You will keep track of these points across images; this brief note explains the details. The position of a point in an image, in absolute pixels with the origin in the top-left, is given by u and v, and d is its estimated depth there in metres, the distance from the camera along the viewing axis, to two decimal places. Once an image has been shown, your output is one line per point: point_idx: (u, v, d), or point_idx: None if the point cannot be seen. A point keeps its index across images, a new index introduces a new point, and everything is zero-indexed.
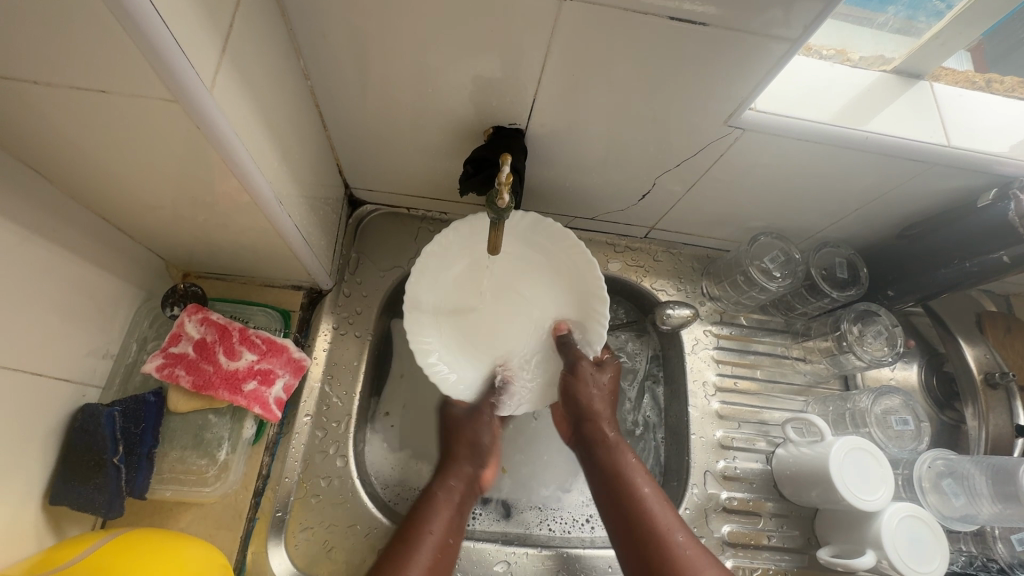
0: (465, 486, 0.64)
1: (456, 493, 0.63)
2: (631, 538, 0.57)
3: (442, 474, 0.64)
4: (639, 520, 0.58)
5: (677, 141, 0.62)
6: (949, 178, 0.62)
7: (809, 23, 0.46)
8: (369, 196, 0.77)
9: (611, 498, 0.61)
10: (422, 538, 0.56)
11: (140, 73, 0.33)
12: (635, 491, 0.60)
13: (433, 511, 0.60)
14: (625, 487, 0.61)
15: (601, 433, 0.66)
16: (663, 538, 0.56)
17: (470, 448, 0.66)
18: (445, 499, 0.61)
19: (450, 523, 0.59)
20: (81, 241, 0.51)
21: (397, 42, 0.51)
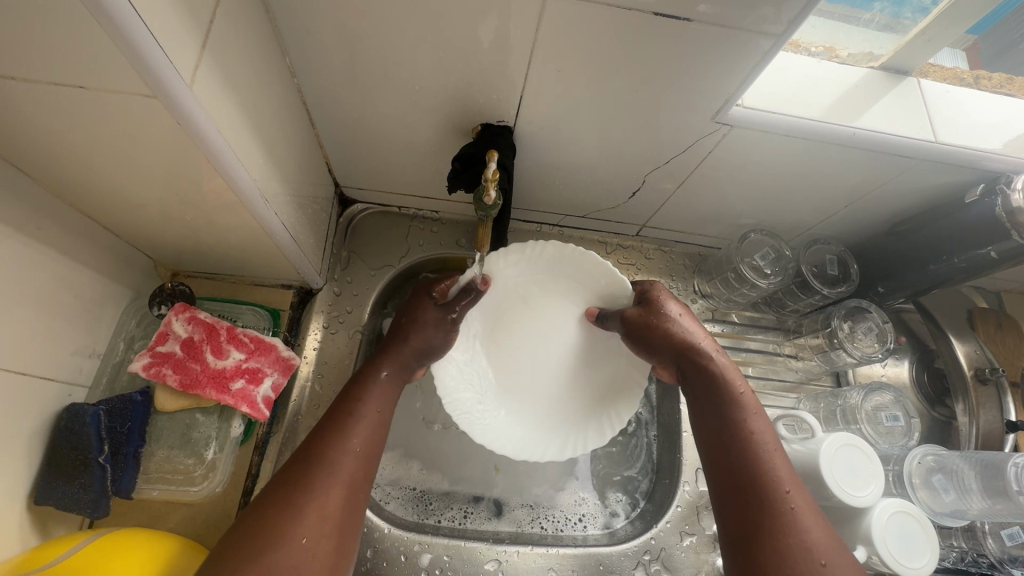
0: (394, 376, 0.59)
1: (383, 385, 0.57)
2: (731, 474, 0.52)
3: (372, 367, 0.58)
4: (743, 452, 0.52)
5: (666, 138, 0.62)
6: (938, 174, 0.62)
7: (793, 19, 0.46)
8: (359, 195, 0.77)
9: (721, 446, 0.54)
10: (342, 447, 0.50)
11: (117, 68, 0.33)
12: (758, 448, 0.52)
13: (360, 413, 0.53)
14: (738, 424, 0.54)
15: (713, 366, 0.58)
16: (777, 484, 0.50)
17: (407, 351, 0.60)
18: (371, 407, 0.54)
19: (376, 424, 0.54)
20: (66, 239, 0.51)
21: (383, 39, 0.51)
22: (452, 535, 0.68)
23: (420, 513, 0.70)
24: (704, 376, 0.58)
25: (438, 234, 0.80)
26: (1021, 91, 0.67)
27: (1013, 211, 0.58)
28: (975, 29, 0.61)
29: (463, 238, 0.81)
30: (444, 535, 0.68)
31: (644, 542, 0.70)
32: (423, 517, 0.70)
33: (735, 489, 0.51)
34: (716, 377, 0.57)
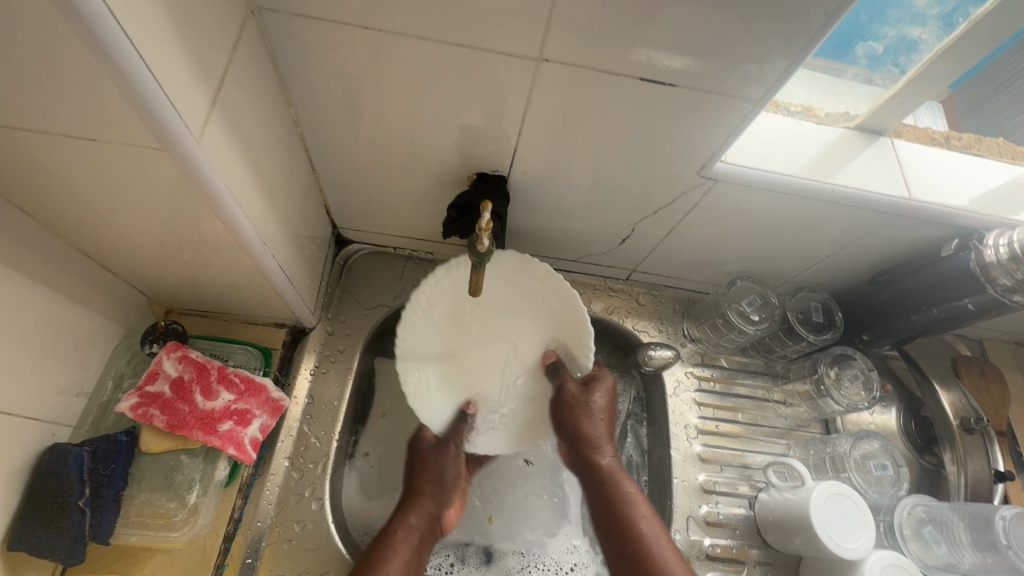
0: (424, 523, 0.65)
1: (414, 527, 0.64)
2: (614, 531, 0.64)
3: (402, 513, 0.65)
4: (614, 517, 0.64)
5: (654, 189, 0.65)
6: (915, 228, 0.65)
7: (769, 85, 0.50)
8: (356, 236, 0.78)
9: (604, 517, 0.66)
10: (379, 572, 0.57)
11: (133, 126, 0.35)
12: (631, 513, 0.63)
13: (393, 551, 0.60)
14: (613, 488, 0.66)
15: (603, 467, 0.68)
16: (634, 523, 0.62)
17: (429, 483, 0.68)
18: (405, 538, 0.62)
19: (405, 561, 0.60)
20: (63, 277, 0.51)
21: (386, 94, 0.54)
22: None
23: None
24: (597, 467, 0.68)
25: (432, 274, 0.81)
26: (989, 150, 0.71)
27: (985, 263, 0.61)
28: (957, 82, 0.62)
29: None
30: None
31: None
32: None
33: (614, 547, 0.63)
34: (599, 460, 0.69)
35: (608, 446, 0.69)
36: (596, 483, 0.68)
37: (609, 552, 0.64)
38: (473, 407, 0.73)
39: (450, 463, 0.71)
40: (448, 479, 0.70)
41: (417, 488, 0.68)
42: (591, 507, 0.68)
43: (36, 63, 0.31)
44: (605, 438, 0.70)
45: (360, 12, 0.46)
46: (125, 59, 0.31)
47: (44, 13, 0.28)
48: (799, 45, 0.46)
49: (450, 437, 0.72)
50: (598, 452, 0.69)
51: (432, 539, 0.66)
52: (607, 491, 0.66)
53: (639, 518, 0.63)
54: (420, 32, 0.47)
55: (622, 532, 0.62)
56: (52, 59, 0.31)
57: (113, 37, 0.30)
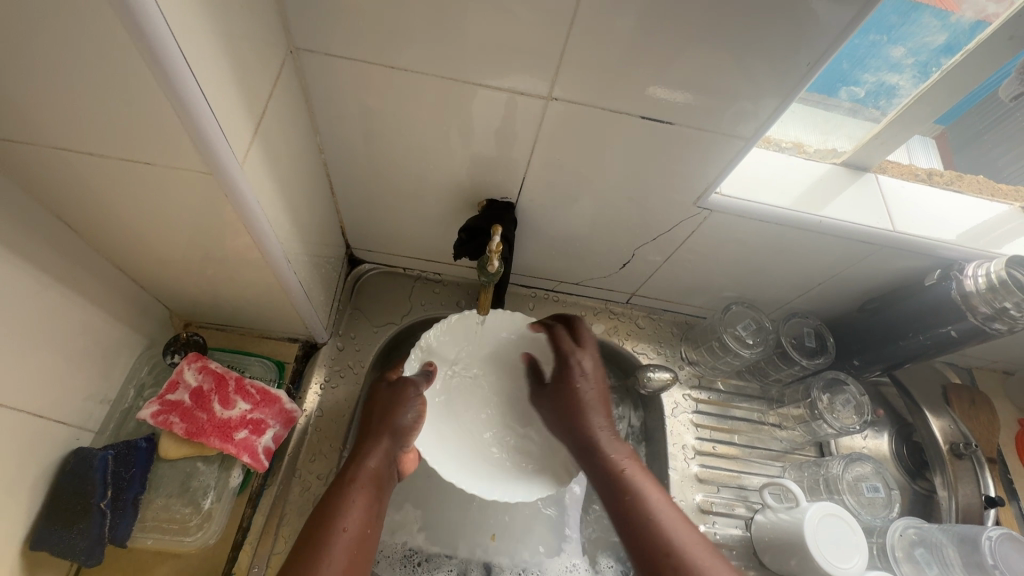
0: (382, 464, 0.63)
1: (372, 471, 0.62)
2: (626, 523, 0.63)
3: (359, 457, 0.63)
4: (624, 509, 0.63)
5: (654, 217, 0.68)
6: (901, 258, 0.69)
7: (760, 125, 0.55)
8: (368, 256, 0.82)
9: (615, 509, 0.65)
10: (335, 536, 0.55)
11: (187, 152, 0.39)
12: (643, 497, 0.63)
13: (350, 502, 0.58)
14: (625, 487, 0.65)
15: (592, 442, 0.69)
16: (659, 526, 0.60)
17: (389, 428, 0.65)
18: (364, 487, 0.60)
19: (364, 513, 0.59)
20: (97, 288, 0.55)
21: (406, 126, 0.59)
22: None
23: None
24: (604, 463, 0.67)
25: (440, 294, 0.85)
26: (969, 187, 0.75)
27: (966, 293, 0.65)
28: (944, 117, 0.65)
29: (463, 299, 0.85)
30: None
31: None
32: None
33: (637, 540, 0.61)
34: (597, 443, 0.69)
35: (604, 426, 0.71)
36: (590, 463, 0.69)
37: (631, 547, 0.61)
38: (435, 364, 0.71)
39: (415, 393, 0.68)
40: (407, 427, 0.66)
41: (377, 429, 0.66)
42: (620, 531, 0.63)
43: (109, 96, 0.35)
44: (599, 404, 0.73)
45: (387, 53, 0.51)
46: (190, 97, 0.35)
47: (125, 54, 0.32)
48: (787, 89, 0.51)
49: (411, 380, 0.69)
50: (587, 416, 0.71)
51: (394, 479, 0.66)
52: (616, 488, 0.65)
53: (655, 509, 0.62)
54: (441, 71, 0.52)
55: (653, 548, 0.59)
56: (123, 92, 0.35)
57: (183, 76, 0.34)
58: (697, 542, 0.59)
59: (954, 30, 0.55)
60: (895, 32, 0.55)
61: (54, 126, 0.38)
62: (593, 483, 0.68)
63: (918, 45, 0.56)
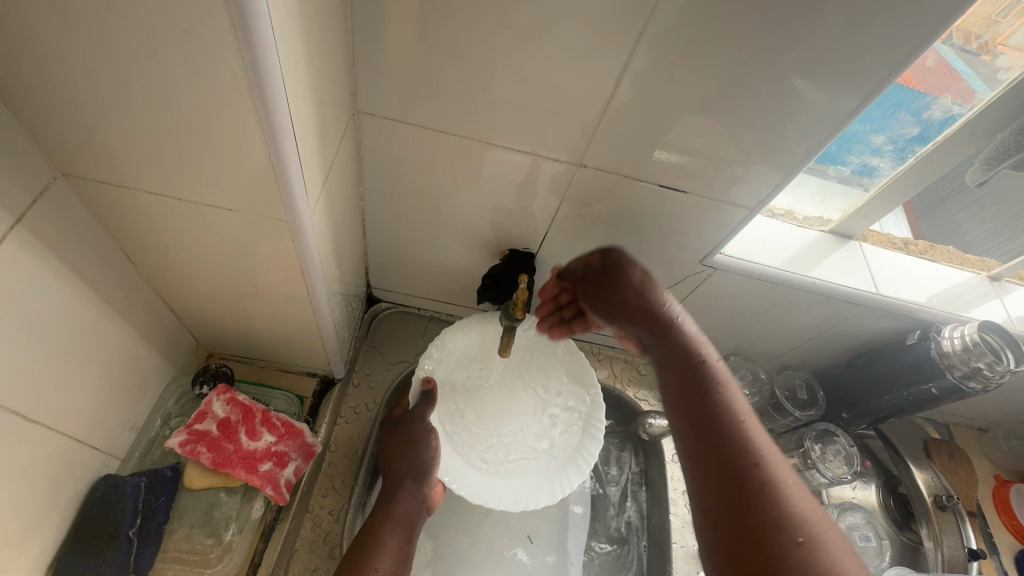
0: (410, 507, 0.66)
1: (402, 515, 0.65)
2: (706, 434, 0.47)
3: (387, 501, 0.65)
4: (734, 463, 0.44)
5: (662, 273, 0.74)
6: (885, 318, 0.75)
7: (761, 197, 0.62)
8: (387, 296, 0.86)
9: (696, 423, 0.47)
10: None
11: (269, 198, 0.44)
12: (756, 443, 0.45)
13: (380, 548, 0.60)
14: (712, 404, 0.48)
15: (662, 325, 0.56)
16: (749, 462, 0.43)
17: (410, 468, 0.67)
18: (392, 533, 0.62)
19: (395, 555, 0.61)
20: (143, 317, 0.57)
21: (444, 181, 0.64)
22: None
23: None
24: (697, 368, 0.51)
25: None
26: (941, 256, 0.83)
27: (944, 352, 0.71)
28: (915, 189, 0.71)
29: None
30: None
31: None
32: None
33: (714, 454, 0.45)
34: (705, 358, 0.52)
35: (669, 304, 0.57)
36: (671, 363, 0.53)
37: (702, 455, 0.45)
38: (433, 384, 0.70)
39: (428, 426, 0.69)
40: (426, 466, 0.67)
41: (398, 472, 0.67)
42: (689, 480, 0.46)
43: (214, 151, 0.41)
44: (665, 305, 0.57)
45: (438, 118, 0.57)
46: (285, 155, 0.40)
47: (241, 117, 0.38)
48: (787, 167, 0.58)
49: (421, 415, 0.70)
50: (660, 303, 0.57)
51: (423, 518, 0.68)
52: (700, 398, 0.49)
53: (755, 435, 0.46)
54: (484, 137, 0.58)
55: (730, 473, 0.43)
56: (227, 149, 0.40)
57: (285, 139, 0.39)
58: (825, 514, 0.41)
59: (926, 124, 0.63)
60: (875, 123, 0.62)
61: (154, 174, 0.43)
62: (664, 371, 0.53)
63: (896, 134, 0.64)
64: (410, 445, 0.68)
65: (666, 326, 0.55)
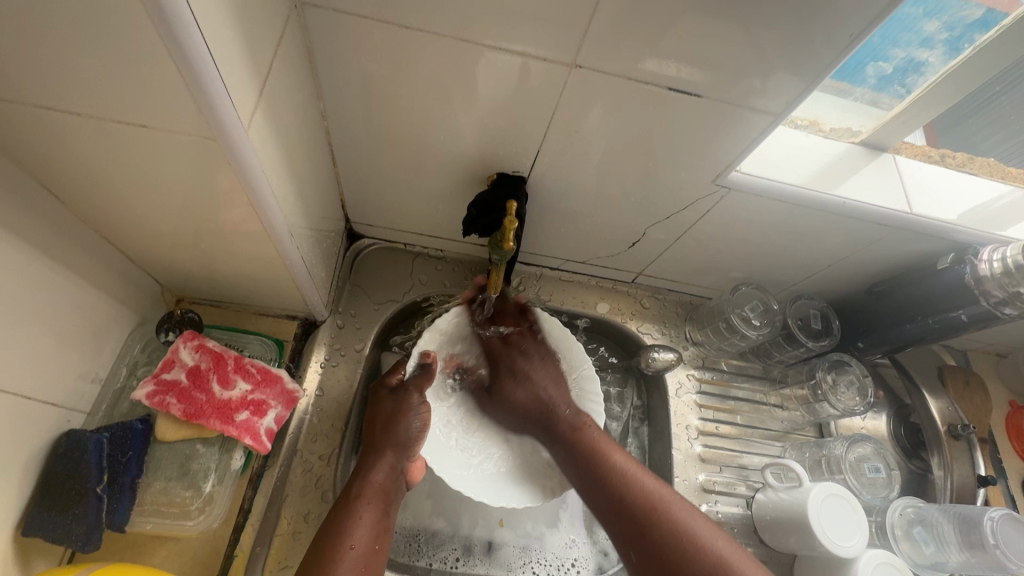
0: (389, 479, 0.62)
1: (378, 486, 0.61)
2: (606, 494, 0.61)
3: (364, 472, 0.61)
4: (606, 475, 0.62)
5: (670, 196, 0.66)
6: (914, 241, 0.68)
7: (790, 100, 0.52)
8: (368, 231, 0.79)
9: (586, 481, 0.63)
10: (343, 555, 0.53)
11: (186, 109, 0.36)
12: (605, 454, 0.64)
13: (356, 520, 0.57)
14: (603, 467, 0.63)
15: (565, 423, 0.69)
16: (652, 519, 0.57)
17: (392, 439, 0.64)
18: (369, 505, 0.59)
19: (372, 524, 0.57)
20: (83, 261, 0.51)
21: (416, 93, 0.55)
22: None
23: (410, 555, 0.68)
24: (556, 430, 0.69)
25: (442, 271, 0.82)
26: (982, 170, 0.73)
27: (980, 277, 0.64)
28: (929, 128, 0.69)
29: (469, 277, 0.83)
30: None
31: None
32: (414, 558, 0.68)
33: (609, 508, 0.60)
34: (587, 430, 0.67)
35: (570, 407, 0.71)
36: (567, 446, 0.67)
37: (615, 519, 0.59)
38: (431, 357, 0.70)
39: (418, 396, 0.67)
40: (411, 437, 0.64)
41: (378, 442, 0.64)
42: (603, 520, 0.61)
43: (104, 47, 0.32)
44: (562, 397, 0.72)
45: (400, 12, 0.47)
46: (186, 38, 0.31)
47: None
48: (810, 75, 0.49)
49: (413, 386, 0.68)
50: (555, 406, 0.71)
51: (403, 493, 0.64)
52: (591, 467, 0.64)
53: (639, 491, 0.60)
54: (458, 33, 0.48)
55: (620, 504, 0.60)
56: (121, 42, 0.32)
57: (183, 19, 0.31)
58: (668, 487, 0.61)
59: (992, 5, 0.53)
60: (929, 4, 0.53)
61: (46, 85, 0.35)
62: (558, 450, 0.68)
63: (954, 18, 0.54)
64: (396, 416, 0.65)
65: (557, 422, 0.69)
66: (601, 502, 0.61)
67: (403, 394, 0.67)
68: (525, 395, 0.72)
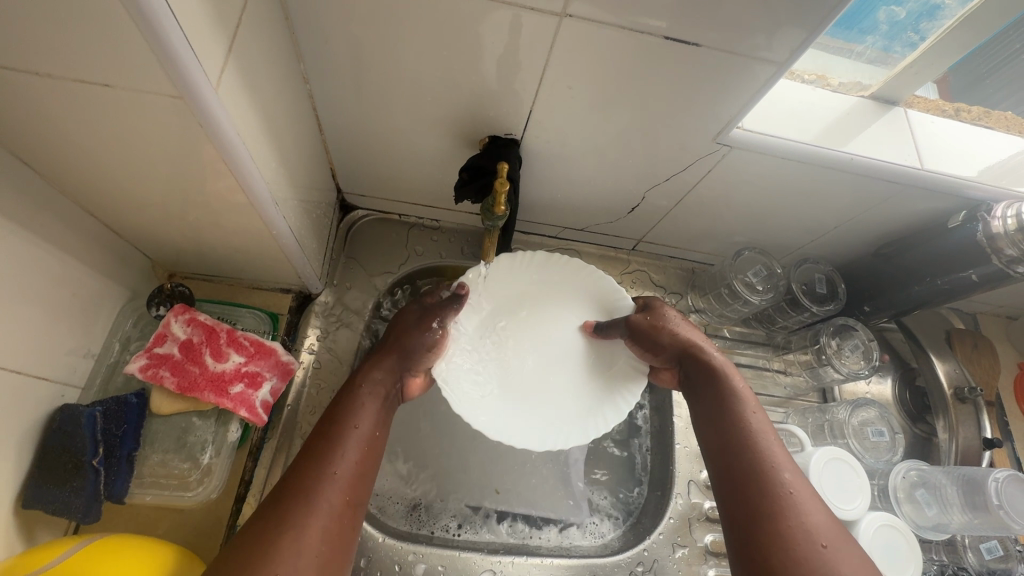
0: (390, 379, 0.59)
1: (378, 383, 0.58)
2: (738, 471, 0.53)
3: (365, 366, 0.59)
4: (743, 451, 0.54)
5: (669, 157, 0.64)
6: (924, 199, 0.65)
7: (796, 48, 0.49)
8: (361, 202, 0.77)
9: (721, 447, 0.55)
10: (344, 437, 0.52)
11: (148, 67, 0.34)
12: (756, 437, 0.55)
13: (359, 411, 0.55)
14: (749, 444, 0.54)
15: (721, 388, 0.59)
16: (786, 514, 0.48)
17: (401, 345, 0.61)
18: (370, 395, 0.57)
19: (375, 417, 0.56)
20: (64, 234, 0.50)
21: (399, 50, 0.52)
22: (445, 544, 0.67)
23: (414, 524, 0.69)
24: (723, 387, 0.59)
25: (439, 242, 0.81)
26: (998, 124, 0.70)
27: (993, 235, 0.62)
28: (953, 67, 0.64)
29: (466, 247, 0.81)
30: (438, 544, 0.66)
31: (637, 553, 0.69)
32: (417, 527, 0.69)
33: (732, 486, 0.52)
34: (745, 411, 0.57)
35: (737, 376, 0.61)
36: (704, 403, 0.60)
37: (733, 500, 0.51)
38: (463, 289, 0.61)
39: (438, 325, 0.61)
40: (427, 346, 0.60)
41: (387, 346, 0.61)
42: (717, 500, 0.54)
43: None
44: (725, 362, 0.62)
45: None
46: None
47: None
48: (815, 22, 0.46)
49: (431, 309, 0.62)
50: (712, 371, 0.61)
51: (397, 404, 0.61)
52: (729, 437, 0.55)
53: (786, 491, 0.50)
54: None
55: (746, 488, 0.51)
56: None
57: None
58: (817, 503, 0.50)
59: None
60: None
61: None
62: (701, 410, 0.60)
63: None
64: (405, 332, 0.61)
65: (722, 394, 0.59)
66: (726, 480, 0.53)
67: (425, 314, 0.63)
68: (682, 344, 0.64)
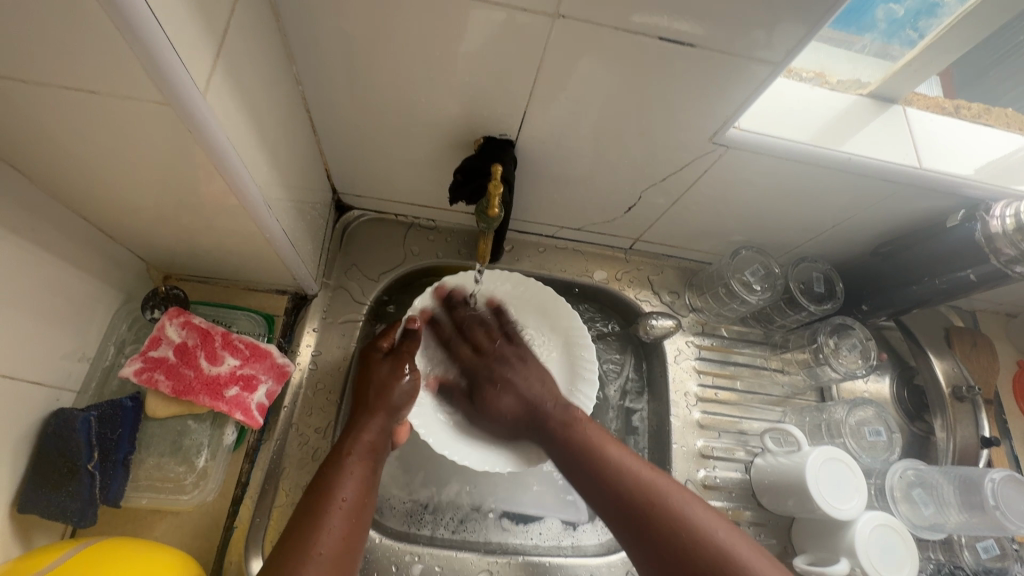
0: (378, 437, 0.60)
1: (368, 444, 0.59)
2: (609, 491, 0.58)
3: (355, 430, 0.60)
4: (601, 470, 0.60)
5: (665, 157, 0.63)
6: (923, 198, 0.65)
7: (791, 47, 0.48)
8: (357, 202, 0.77)
9: (585, 477, 0.61)
10: (333, 503, 0.52)
11: (135, 73, 0.34)
12: (601, 449, 0.62)
13: (346, 474, 0.55)
14: (601, 459, 0.61)
15: (555, 417, 0.67)
16: (657, 503, 0.55)
17: (386, 403, 0.63)
18: (359, 460, 0.57)
19: (363, 480, 0.56)
20: (58, 239, 0.49)
21: (391, 51, 0.52)
22: (448, 546, 0.67)
23: (414, 525, 0.69)
24: (551, 420, 0.67)
25: (435, 242, 0.80)
26: (999, 121, 0.69)
27: (991, 235, 0.62)
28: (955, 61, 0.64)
29: (462, 247, 0.81)
30: (439, 545, 0.67)
31: None
32: (418, 528, 0.69)
33: (613, 508, 0.57)
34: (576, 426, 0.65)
35: (557, 402, 0.68)
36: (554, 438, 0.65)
37: (617, 519, 0.57)
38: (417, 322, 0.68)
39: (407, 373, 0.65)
40: (402, 401, 0.63)
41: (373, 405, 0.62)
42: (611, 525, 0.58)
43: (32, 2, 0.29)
44: (547, 394, 0.69)
45: None
46: None
47: None
48: (811, 21, 0.45)
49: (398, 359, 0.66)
50: (538, 402, 0.68)
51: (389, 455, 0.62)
52: (592, 463, 0.61)
53: (647, 486, 0.57)
54: None
55: (629, 506, 0.56)
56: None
57: None
58: (674, 483, 0.58)
59: None
60: None
61: None
62: (549, 449, 0.66)
63: None
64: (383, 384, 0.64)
65: (542, 417, 0.67)
66: (604, 505, 0.58)
67: (397, 360, 0.66)
68: (514, 402, 0.69)
